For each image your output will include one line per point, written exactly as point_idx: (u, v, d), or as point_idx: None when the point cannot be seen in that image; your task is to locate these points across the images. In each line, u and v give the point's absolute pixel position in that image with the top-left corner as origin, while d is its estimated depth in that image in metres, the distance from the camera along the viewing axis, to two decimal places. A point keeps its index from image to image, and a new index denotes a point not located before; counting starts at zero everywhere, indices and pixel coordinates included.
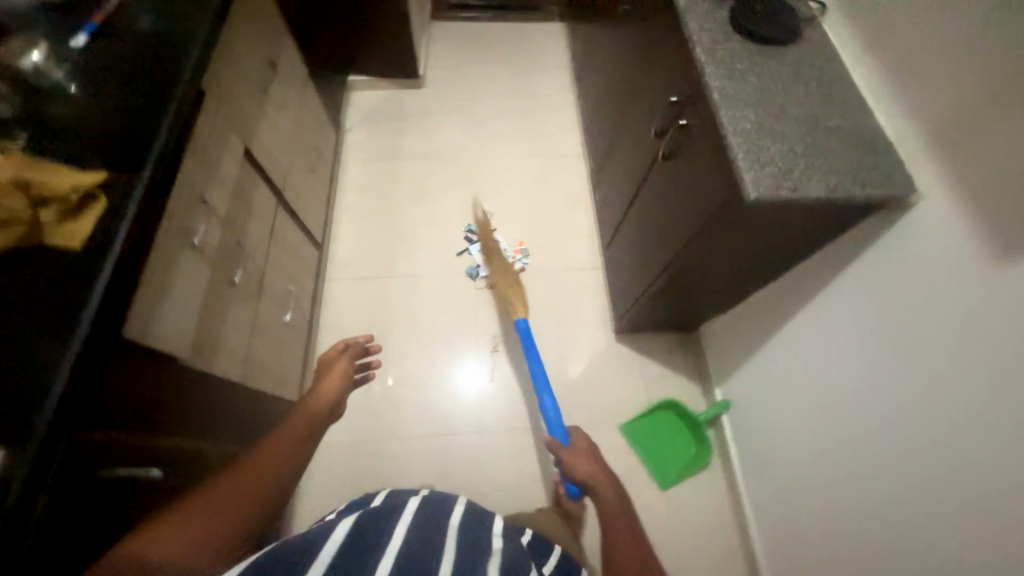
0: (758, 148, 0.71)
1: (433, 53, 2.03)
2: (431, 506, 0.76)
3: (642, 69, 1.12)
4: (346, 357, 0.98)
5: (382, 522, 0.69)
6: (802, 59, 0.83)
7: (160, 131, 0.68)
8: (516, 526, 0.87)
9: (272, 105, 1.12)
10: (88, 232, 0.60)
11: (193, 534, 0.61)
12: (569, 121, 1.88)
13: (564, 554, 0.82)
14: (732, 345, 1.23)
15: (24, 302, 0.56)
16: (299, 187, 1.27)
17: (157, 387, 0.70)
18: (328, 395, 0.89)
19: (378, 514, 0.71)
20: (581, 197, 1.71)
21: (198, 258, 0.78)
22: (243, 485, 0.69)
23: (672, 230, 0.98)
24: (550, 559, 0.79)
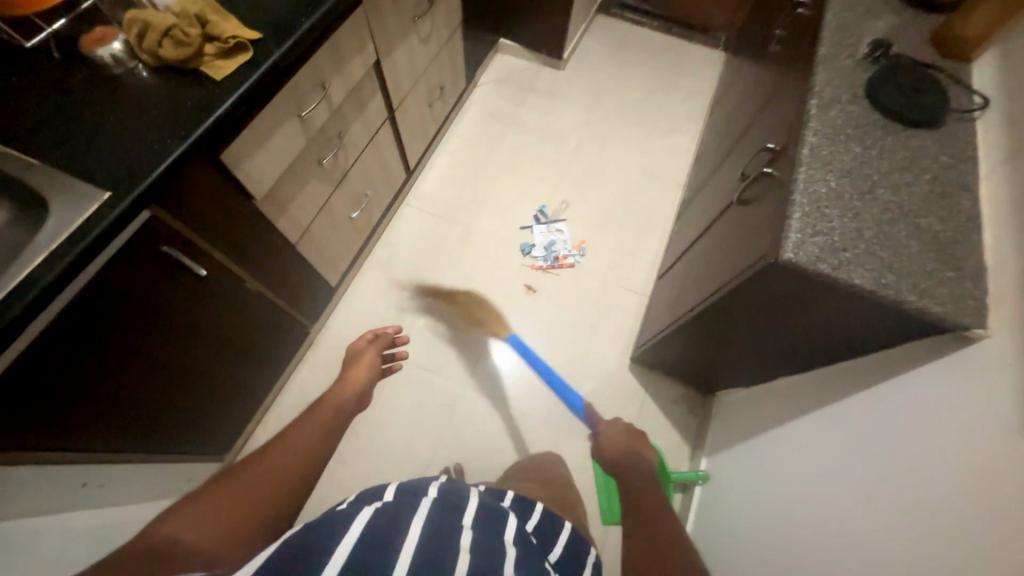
0: (821, 215, 0.66)
1: (585, 42, 2.08)
2: (448, 500, 0.68)
3: (764, 112, 1.07)
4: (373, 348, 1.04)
5: (398, 518, 0.60)
6: (929, 150, 0.74)
7: (311, 17, 0.83)
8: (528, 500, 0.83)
9: (417, 35, 1.26)
10: (233, 72, 0.76)
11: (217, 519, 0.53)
12: (685, 148, 1.82)
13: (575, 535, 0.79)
14: (740, 424, 1.17)
15: (167, 102, 0.73)
16: (411, 113, 1.41)
17: (229, 212, 0.86)
18: (356, 385, 0.88)
19: (390, 509, 0.62)
20: (661, 223, 1.67)
21: (298, 129, 0.93)
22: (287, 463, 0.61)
23: (715, 274, 0.94)
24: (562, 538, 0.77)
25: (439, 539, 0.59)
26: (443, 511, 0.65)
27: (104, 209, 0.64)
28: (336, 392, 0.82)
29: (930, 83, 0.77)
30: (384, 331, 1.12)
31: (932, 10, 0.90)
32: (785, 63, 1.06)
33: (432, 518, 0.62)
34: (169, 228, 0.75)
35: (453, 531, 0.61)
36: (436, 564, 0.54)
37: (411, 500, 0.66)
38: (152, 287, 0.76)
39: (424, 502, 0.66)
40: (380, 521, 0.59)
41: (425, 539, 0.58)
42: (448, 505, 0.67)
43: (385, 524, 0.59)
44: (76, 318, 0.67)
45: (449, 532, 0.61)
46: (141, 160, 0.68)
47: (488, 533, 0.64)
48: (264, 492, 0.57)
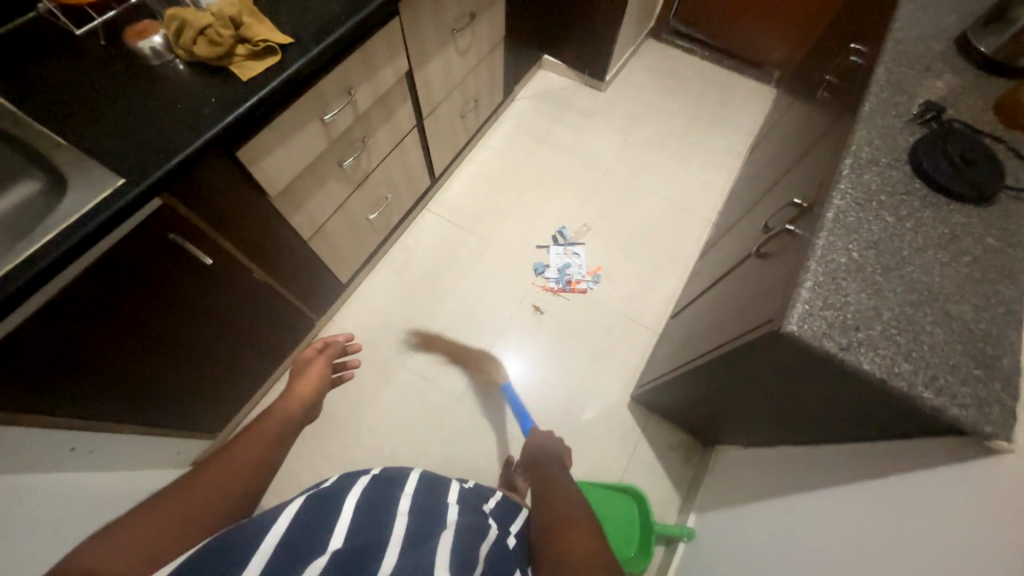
0: (835, 287, 0.61)
1: (631, 66, 2.05)
2: (381, 487, 0.71)
3: (801, 162, 1.00)
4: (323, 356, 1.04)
5: (333, 498, 0.64)
6: (974, 228, 0.67)
7: (343, 26, 0.85)
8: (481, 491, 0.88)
9: (456, 48, 1.27)
10: (259, 73, 0.79)
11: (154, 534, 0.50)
12: (720, 184, 1.76)
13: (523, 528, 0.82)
14: (735, 485, 1.10)
15: (194, 97, 0.76)
16: (442, 122, 1.42)
17: (242, 205, 0.88)
18: (300, 397, 0.86)
19: (325, 490, 0.65)
20: (684, 259, 1.61)
21: (321, 131, 0.95)
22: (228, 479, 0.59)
23: (723, 328, 0.89)
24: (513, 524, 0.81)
25: (369, 527, 0.61)
26: (377, 491, 0.69)
27: (119, 192, 0.66)
28: (281, 404, 0.80)
29: (984, 154, 0.70)
30: (335, 339, 1.13)
31: (1002, 73, 0.82)
32: (831, 113, 1.00)
33: (365, 497, 0.66)
34: (180, 217, 0.78)
35: (385, 509, 0.65)
36: (367, 540, 0.58)
37: (347, 479, 0.70)
38: (158, 269, 0.79)
39: (360, 482, 0.70)
40: (315, 501, 0.62)
41: (357, 517, 0.62)
42: (383, 484, 0.72)
43: (316, 513, 0.60)
44: (79, 295, 0.69)
45: (379, 519, 0.63)
46: (160, 149, 0.71)
47: (426, 512, 0.67)
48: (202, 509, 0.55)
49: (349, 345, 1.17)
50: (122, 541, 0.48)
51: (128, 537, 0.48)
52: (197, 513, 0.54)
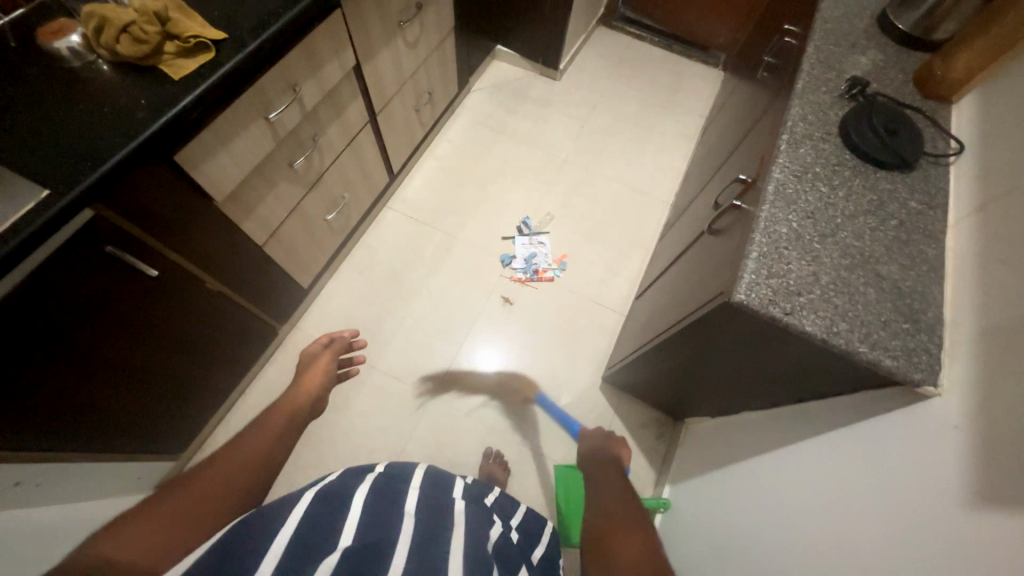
0: (778, 256, 0.64)
1: (583, 54, 2.07)
2: (389, 484, 0.71)
3: (745, 140, 1.05)
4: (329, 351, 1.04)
5: (341, 495, 0.64)
6: (900, 193, 0.72)
7: (281, 19, 0.82)
8: (482, 484, 0.91)
9: (404, 40, 1.25)
10: (194, 72, 0.75)
11: (162, 527, 0.50)
12: (675, 166, 1.81)
13: (524, 523, 0.87)
14: (705, 454, 1.14)
15: (123, 99, 0.72)
16: (396, 117, 1.40)
17: (186, 212, 0.84)
18: (310, 389, 0.87)
19: (333, 488, 0.66)
20: (645, 241, 1.65)
21: (266, 130, 0.92)
22: (237, 469, 0.60)
23: (680, 306, 0.92)
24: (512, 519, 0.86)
25: (379, 521, 0.61)
26: (384, 487, 0.69)
27: (47, 202, 0.62)
28: (291, 396, 0.81)
29: (905, 124, 0.75)
30: (340, 335, 1.11)
31: (917, 48, 0.88)
32: (768, 92, 1.04)
33: (373, 493, 0.66)
34: (116, 228, 0.73)
35: (394, 505, 0.66)
36: (378, 535, 0.59)
37: (354, 478, 0.70)
38: (98, 284, 0.74)
39: (367, 480, 0.70)
40: (323, 499, 0.62)
41: (367, 511, 0.62)
42: (390, 480, 0.72)
43: (324, 510, 0.60)
44: (6, 318, 0.64)
45: (388, 513, 0.63)
46: (89, 155, 0.67)
47: (433, 509, 0.68)
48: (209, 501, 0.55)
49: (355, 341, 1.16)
50: (129, 537, 0.48)
51: (127, 539, 0.48)
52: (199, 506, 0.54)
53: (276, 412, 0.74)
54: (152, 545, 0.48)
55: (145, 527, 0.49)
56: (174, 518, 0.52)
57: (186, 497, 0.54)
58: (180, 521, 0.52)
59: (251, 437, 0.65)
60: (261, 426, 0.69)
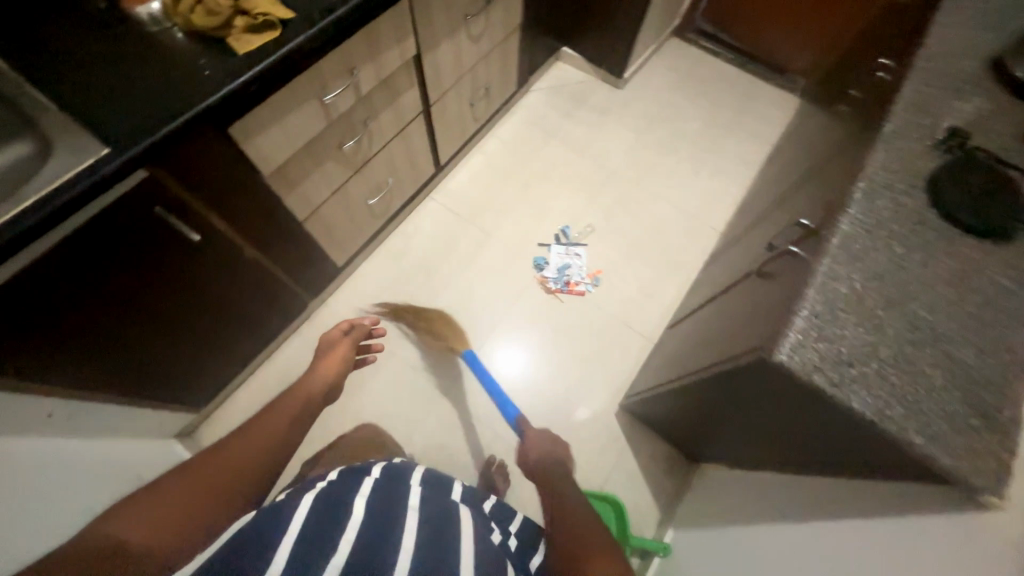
0: (833, 318, 0.58)
1: (651, 64, 1.99)
2: (388, 488, 0.77)
3: (814, 179, 0.96)
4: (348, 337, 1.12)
5: (339, 498, 0.71)
6: (990, 266, 0.63)
7: (347, 4, 0.82)
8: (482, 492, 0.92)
9: (468, 34, 1.23)
10: (257, 48, 0.76)
11: (171, 514, 0.56)
12: (731, 193, 1.71)
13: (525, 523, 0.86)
14: (715, 504, 1.08)
15: (187, 68, 0.74)
16: (450, 109, 1.39)
17: (234, 182, 0.86)
18: (328, 375, 0.97)
19: (333, 492, 0.72)
20: (687, 268, 1.57)
21: (320, 111, 0.93)
22: (246, 458, 0.66)
23: (714, 348, 0.86)
24: (512, 521, 0.85)
25: (378, 521, 0.67)
26: (384, 490, 0.76)
27: (104, 160, 0.65)
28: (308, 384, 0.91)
29: (1008, 188, 0.65)
30: (360, 323, 1.18)
31: None
32: (849, 130, 0.95)
33: (373, 495, 0.73)
34: (166, 192, 0.76)
35: (393, 508, 0.71)
36: (381, 534, 0.64)
37: (353, 481, 0.77)
38: (142, 241, 0.77)
39: (367, 484, 0.76)
40: (324, 504, 0.68)
41: (366, 512, 0.68)
42: (387, 486, 0.77)
43: (326, 513, 0.66)
44: (55, 262, 0.67)
45: (386, 514, 0.69)
46: (148, 120, 0.69)
47: (427, 512, 0.72)
48: (215, 486, 0.61)
49: (372, 333, 1.26)
50: (142, 518, 0.54)
51: (136, 520, 0.54)
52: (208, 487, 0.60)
53: (285, 404, 0.81)
54: (166, 530, 0.54)
55: (153, 511, 0.55)
56: (183, 501, 0.58)
57: (191, 484, 0.60)
58: (189, 502, 0.58)
59: (254, 431, 0.72)
60: (267, 417, 0.76)
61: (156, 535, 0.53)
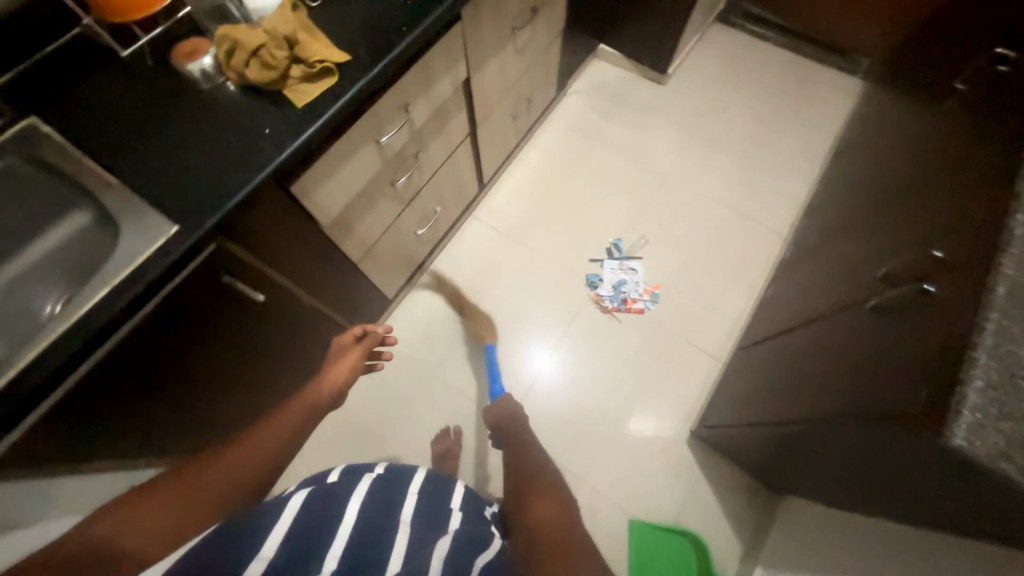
0: (1017, 389, 0.49)
1: (694, 55, 1.86)
2: (386, 484, 0.70)
3: (925, 192, 0.85)
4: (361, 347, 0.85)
5: (335, 495, 0.63)
6: None
7: (405, 41, 0.76)
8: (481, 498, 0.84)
9: (514, 47, 1.16)
10: (316, 97, 0.71)
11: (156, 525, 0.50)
12: (793, 192, 1.59)
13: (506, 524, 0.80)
14: (810, 545, 1.01)
15: (246, 127, 0.69)
16: (494, 127, 1.32)
17: (296, 238, 0.82)
18: (329, 384, 0.76)
19: (333, 487, 0.65)
20: (751, 278, 1.47)
21: (377, 153, 0.87)
22: (249, 458, 0.59)
23: (824, 391, 0.78)
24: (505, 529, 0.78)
25: (376, 523, 0.60)
26: (383, 485, 0.69)
27: (177, 243, 0.61)
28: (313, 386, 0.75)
29: None
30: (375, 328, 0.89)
31: None
32: (965, 133, 0.84)
33: (370, 495, 0.65)
34: (234, 260, 0.71)
35: (388, 514, 0.63)
36: (378, 532, 0.58)
37: (352, 478, 0.69)
38: (212, 312, 0.73)
39: (364, 481, 0.68)
40: (319, 494, 0.61)
41: (361, 515, 0.60)
42: (387, 484, 0.70)
43: (322, 504, 0.59)
44: (132, 352, 0.64)
45: (385, 516, 0.62)
46: (215, 192, 0.64)
47: (428, 521, 0.64)
48: (214, 494, 0.55)
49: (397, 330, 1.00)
50: (128, 522, 0.50)
51: (125, 522, 0.50)
52: (204, 495, 0.54)
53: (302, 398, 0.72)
54: (149, 540, 0.49)
55: (148, 510, 0.51)
56: (178, 504, 0.53)
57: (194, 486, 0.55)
58: (185, 506, 0.53)
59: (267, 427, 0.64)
60: (268, 426, 0.65)
61: (141, 539, 0.49)
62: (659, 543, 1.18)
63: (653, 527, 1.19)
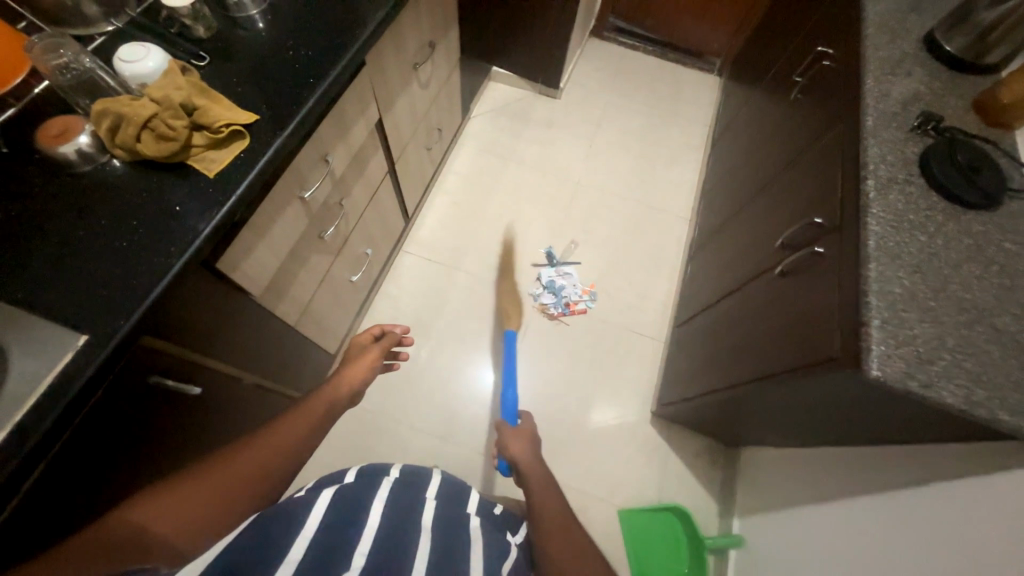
0: (902, 321, 0.61)
1: (579, 68, 2.02)
2: (405, 487, 0.72)
3: (793, 169, 1.02)
4: (378, 346, 0.86)
5: (356, 499, 0.64)
6: (991, 234, 0.70)
7: (315, 93, 0.73)
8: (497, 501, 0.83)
9: (419, 82, 1.17)
10: (227, 164, 0.65)
11: (191, 508, 0.54)
12: (687, 180, 1.79)
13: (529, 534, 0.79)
14: (772, 485, 1.14)
15: (148, 208, 0.61)
16: (411, 160, 1.31)
17: (224, 316, 0.74)
18: (349, 384, 0.78)
19: (353, 492, 0.65)
20: (670, 262, 1.62)
21: (301, 210, 0.83)
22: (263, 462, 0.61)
23: (757, 352, 0.89)
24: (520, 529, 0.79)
25: (400, 526, 0.61)
26: (403, 490, 0.70)
27: (90, 355, 0.52)
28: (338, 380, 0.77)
29: (986, 162, 0.74)
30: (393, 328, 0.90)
31: (969, 72, 0.87)
32: (811, 118, 1.02)
33: (392, 500, 0.66)
34: (162, 356, 0.63)
35: (410, 515, 0.64)
36: (401, 534, 0.59)
37: (371, 482, 0.70)
38: (140, 422, 0.63)
39: (385, 486, 0.70)
40: (342, 500, 0.62)
41: (386, 516, 0.62)
42: (406, 487, 0.72)
43: (348, 508, 0.61)
44: (48, 495, 0.53)
45: (407, 516, 0.64)
46: (127, 285, 0.56)
47: (447, 523, 0.66)
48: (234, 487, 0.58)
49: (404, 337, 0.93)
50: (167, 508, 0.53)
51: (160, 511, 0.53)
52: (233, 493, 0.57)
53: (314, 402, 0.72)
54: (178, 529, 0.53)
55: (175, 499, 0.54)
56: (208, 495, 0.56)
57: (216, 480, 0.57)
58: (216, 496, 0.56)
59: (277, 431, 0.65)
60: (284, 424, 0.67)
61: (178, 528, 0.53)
62: (649, 525, 1.25)
63: (640, 512, 1.25)
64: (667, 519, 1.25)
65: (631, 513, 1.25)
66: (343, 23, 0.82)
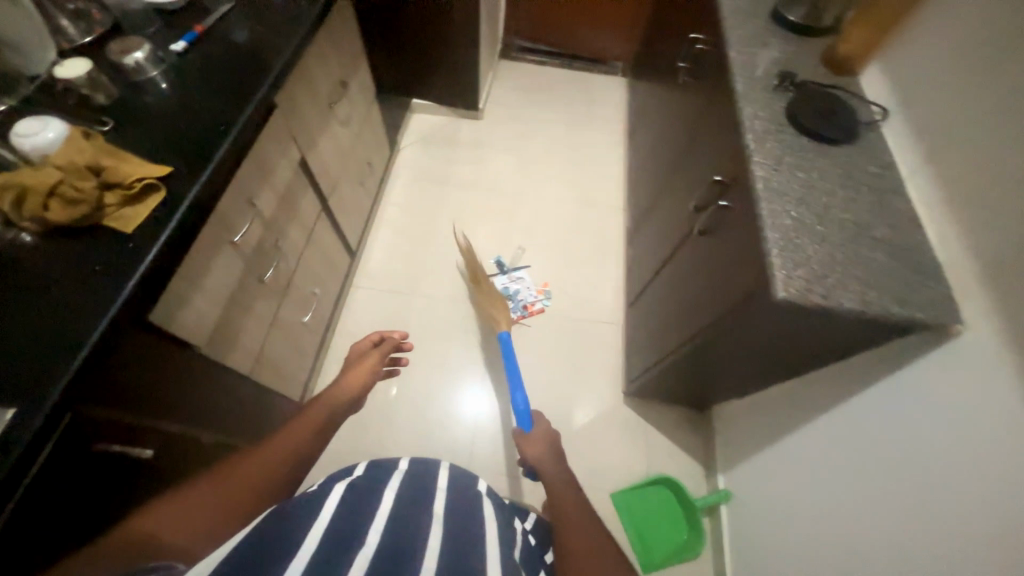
0: (796, 247, 0.69)
1: (495, 89, 2.13)
2: (418, 475, 0.69)
3: (693, 141, 1.13)
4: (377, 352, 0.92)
5: (368, 492, 0.62)
6: (856, 162, 0.82)
7: (229, 138, 0.75)
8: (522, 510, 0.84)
9: (338, 120, 1.20)
10: (146, 217, 0.66)
11: (201, 512, 0.56)
12: (614, 172, 1.91)
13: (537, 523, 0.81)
14: (743, 431, 1.21)
15: (64, 274, 0.60)
16: (345, 195, 1.33)
17: (166, 373, 0.72)
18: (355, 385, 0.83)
19: (365, 484, 0.63)
20: (613, 249, 1.71)
21: (233, 254, 0.83)
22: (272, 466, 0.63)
23: (695, 309, 0.96)
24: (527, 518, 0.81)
25: (410, 517, 0.58)
26: (416, 477, 0.68)
27: (11, 433, 0.49)
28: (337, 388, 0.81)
29: (838, 104, 0.86)
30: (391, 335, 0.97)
31: (813, 35, 1.01)
32: (698, 95, 1.13)
33: (405, 486, 0.65)
34: (102, 421, 0.60)
35: (421, 505, 0.62)
36: (411, 528, 0.56)
37: (380, 473, 0.68)
38: (87, 491, 0.61)
39: (396, 476, 0.68)
40: (351, 496, 0.60)
41: (395, 508, 0.60)
42: (419, 473, 0.70)
43: (356, 502, 0.59)
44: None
45: (420, 505, 0.62)
46: (48, 354, 0.55)
47: (461, 510, 0.64)
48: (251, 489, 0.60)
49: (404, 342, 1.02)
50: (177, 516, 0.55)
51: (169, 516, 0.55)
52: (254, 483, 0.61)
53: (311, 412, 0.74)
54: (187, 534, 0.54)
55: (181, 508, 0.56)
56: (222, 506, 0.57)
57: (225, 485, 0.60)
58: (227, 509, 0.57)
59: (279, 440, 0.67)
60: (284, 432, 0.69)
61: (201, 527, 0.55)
62: (642, 502, 1.27)
63: (632, 492, 1.28)
64: (658, 493, 1.28)
65: (624, 495, 1.27)
66: (247, 72, 0.85)
